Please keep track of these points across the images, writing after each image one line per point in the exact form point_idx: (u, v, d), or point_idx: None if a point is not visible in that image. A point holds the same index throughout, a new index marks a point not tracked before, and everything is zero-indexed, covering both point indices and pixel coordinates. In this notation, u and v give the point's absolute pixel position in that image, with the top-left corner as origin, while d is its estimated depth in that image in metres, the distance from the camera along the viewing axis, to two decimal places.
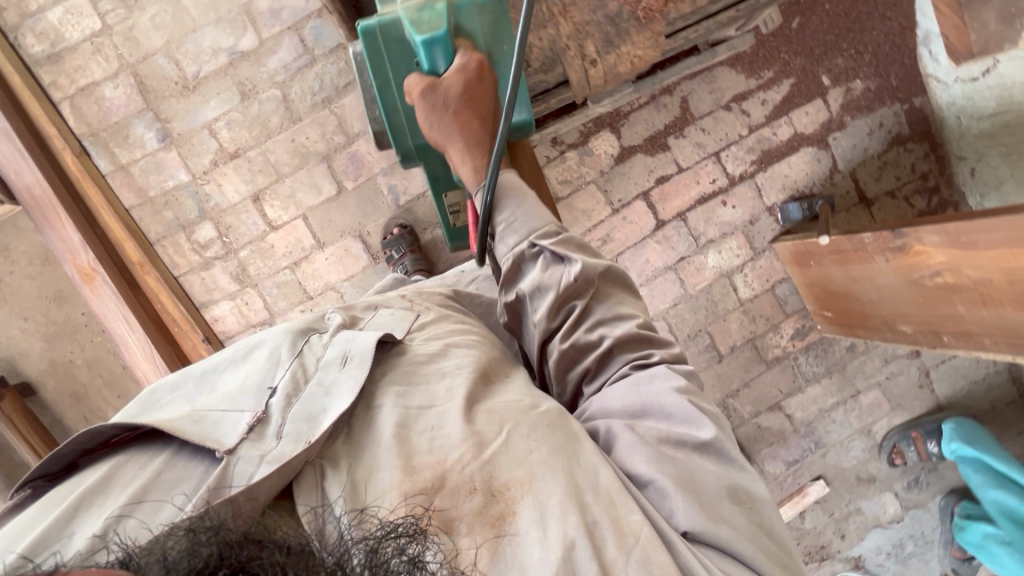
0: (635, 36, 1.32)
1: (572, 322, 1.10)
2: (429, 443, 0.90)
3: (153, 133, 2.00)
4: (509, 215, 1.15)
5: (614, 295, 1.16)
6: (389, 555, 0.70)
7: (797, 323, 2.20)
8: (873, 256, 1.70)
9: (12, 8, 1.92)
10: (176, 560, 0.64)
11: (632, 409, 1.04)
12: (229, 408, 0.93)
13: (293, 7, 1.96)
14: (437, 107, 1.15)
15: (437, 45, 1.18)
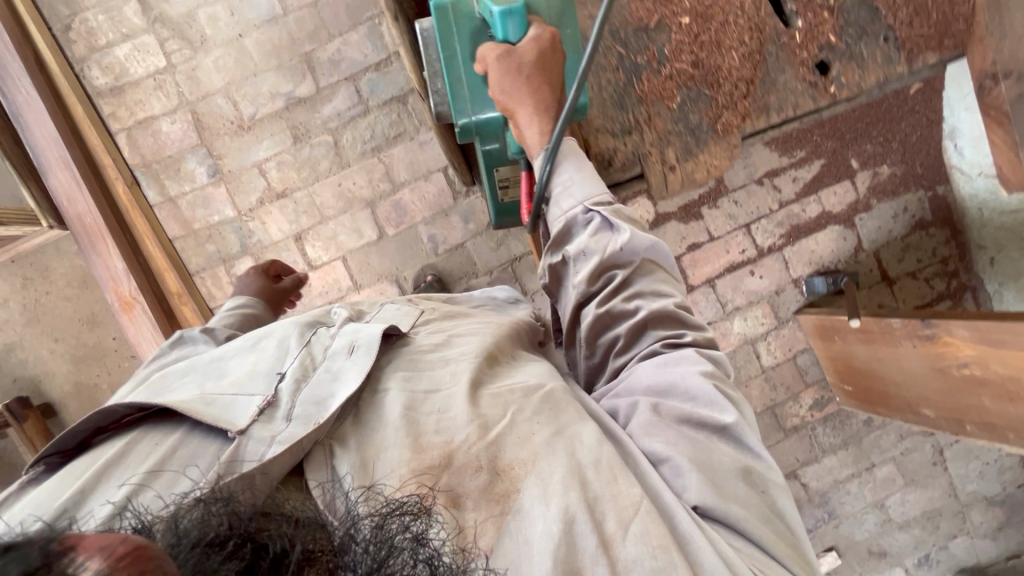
0: (713, 147, 1.36)
1: (609, 290, 1.14)
2: (432, 422, 0.92)
3: (205, 168, 2.05)
4: (567, 179, 1.22)
5: (655, 274, 1.19)
6: (393, 531, 0.68)
7: (816, 393, 2.24)
8: (900, 340, 1.76)
9: (82, 41, 1.99)
10: (187, 529, 0.63)
11: (657, 387, 1.06)
12: (241, 391, 0.95)
13: (352, 59, 2.04)
14: (508, 73, 1.21)
15: (512, 15, 1.19)
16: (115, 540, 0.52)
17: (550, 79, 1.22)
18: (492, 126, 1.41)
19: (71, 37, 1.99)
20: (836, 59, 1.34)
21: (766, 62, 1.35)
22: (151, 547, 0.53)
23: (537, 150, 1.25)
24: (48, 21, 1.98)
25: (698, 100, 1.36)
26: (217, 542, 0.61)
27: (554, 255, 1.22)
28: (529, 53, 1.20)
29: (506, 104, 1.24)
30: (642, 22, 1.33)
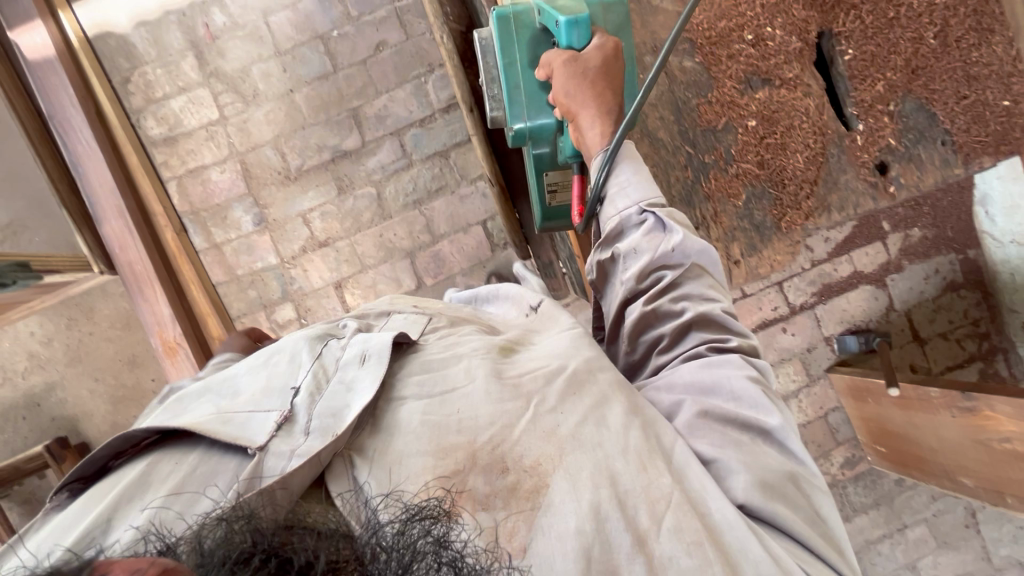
0: (776, 243, 1.33)
1: (658, 289, 1.04)
2: (453, 420, 0.84)
3: (250, 216, 2.11)
4: (624, 179, 1.12)
5: (707, 278, 1.08)
6: (414, 537, 0.63)
7: (847, 452, 2.24)
8: (938, 408, 1.76)
9: (139, 93, 2.07)
10: (211, 549, 0.60)
11: (701, 386, 0.97)
12: (255, 407, 0.86)
13: (398, 115, 2.10)
14: (572, 76, 1.20)
15: (577, 26, 1.23)
16: (144, 563, 0.56)
17: (614, 82, 1.20)
18: (544, 131, 1.42)
19: (130, 89, 2.07)
20: (895, 162, 1.31)
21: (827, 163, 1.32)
22: (178, 566, 0.57)
23: (596, 149, 1.17)
24: (108, 73, 2.06)
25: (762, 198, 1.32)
26: (242, 560, 0.59)
27: (603, 252, 1.12)
28: (593, 60, 1.19)
29: (567, 105, 1.21)
30: (710, 124, 1.30)
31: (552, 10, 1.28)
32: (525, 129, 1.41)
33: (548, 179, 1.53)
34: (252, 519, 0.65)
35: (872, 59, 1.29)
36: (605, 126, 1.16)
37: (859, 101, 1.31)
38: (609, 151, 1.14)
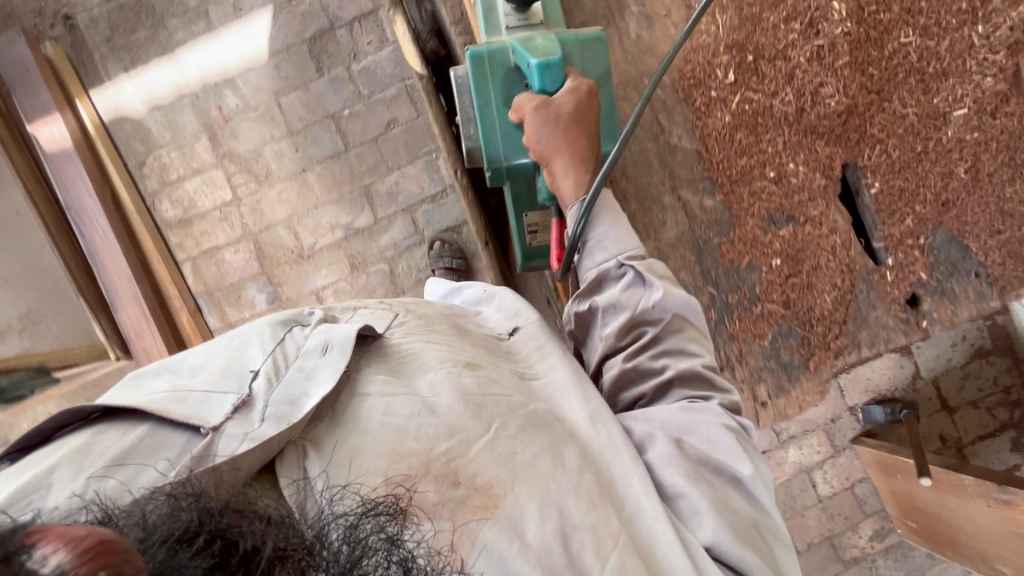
0: (805, 383, 1.26)
1: (636, 346, 1.03)
2: (412, 425, 0.80)
3: (264, 295, 2.11)
4: (601, 232, 1.12)
5: (687, 332, 1.08)
6: (369, 532, 0.58)
7: (875, 524, 2.18)
8: (972, 496, 1.70)
9: (154, 176, 2.09)
10: (150, 523, 0.50)
11: (679, 426, 0.95)
12: (211, 387, 0.78)
13: (409, 191, 2.10)
14: (546, 123, 1.16)
15: (551, 69, 1.19)
16: (79, 533, 0.40)
17: (587, 127, 1.16)
18: (522, 170, 1.35)
19: (145, 172, 2.09)
20: (927, 294, 1.22)
21: (856, 297, 1.23)
22: (119, 541, 0.42)
23: (571, 199, 1.16)
24: (124, 157, 2.08)
25: (787, 335, 1.25)
26: (184, 538, 0.49)
27: (581, 303, 1.09)
28: (566, 105, 1.15)
29: (542, 150, 1.18)
30: (732, 262, 1.27)
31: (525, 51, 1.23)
32: (504, 168, 1.34)
33: (526, 218, 1.48)
34: (200, 496, 0.56)
35: (900, 195, 1.21)
36: (577, 170, 1.15)
37: (886, 235, 1.22)
38: (585, 201, 1.12)
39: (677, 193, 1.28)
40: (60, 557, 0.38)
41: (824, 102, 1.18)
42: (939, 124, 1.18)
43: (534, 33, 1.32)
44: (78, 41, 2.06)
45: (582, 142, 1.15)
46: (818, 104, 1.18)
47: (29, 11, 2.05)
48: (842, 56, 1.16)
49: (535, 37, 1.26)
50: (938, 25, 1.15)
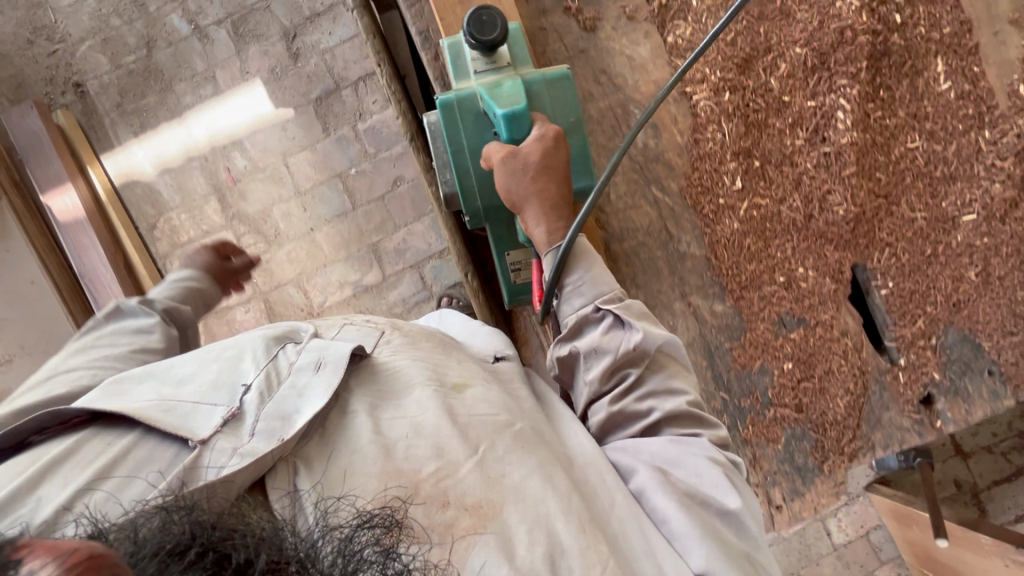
0: (820, 486, 1.07)
1: (621, 390, 0.93)
2: (400, 446, 0.80)
3: None
4: (576, 277, 0.98)
5: (672, 366, 0.97)
6: (364, 543, 0.61)
7: (892, 571, 2.16)
8: (989, 553, 1.68)
9: (165, 238, 2.12)
10: (147, 538, 0.54)
11: (663, 459, 0.89)
12: (201, 399, 0.80)
13: (417, 248, 2.12)
14: (513, 176, 0.98)
15: (518, 117, 1.00)
16: (68, 548, 0.42)
17: (558, 175, 0.99)
18: (500, 212, 1.18)
19: (156, 235, 2.12)
20: (942, 395, 1.06)
21: (867, 400, 1.07)
22: (110, 555, 0.44)
23: (546, 248, 1.00)
24: (135, 221, 2.11)
25: (799, 444, 1.07)
26: (177, 552, 0.53)
27: (562, 348, 0.97)
28: (534, 151, 0.98)
29: (515, 203, 1.01)
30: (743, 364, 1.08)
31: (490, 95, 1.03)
32: (481, 210, 1.16)
33: (508, 257, 1.23)
34: (193, 510, 0.59)
35: (911, 297, 1.05)
36: (549, 218, 0.98)
37: (900, 334, 1.06)
38: (560, 251, 0.97)
39: (686, 297, 1.07)
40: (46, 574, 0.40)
41: (831, 211, 1.03)
42: (948, 230, 1.04)
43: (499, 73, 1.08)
44: (88, 108, 2.10)
45: (555, 191, 0.98)
46: (824, 212, 1.03)
47: (41, 80, 2.09)
48: (850, 164, 1.01)
49: (503, 80, 1.04)
50: (944, 130, 1.02)
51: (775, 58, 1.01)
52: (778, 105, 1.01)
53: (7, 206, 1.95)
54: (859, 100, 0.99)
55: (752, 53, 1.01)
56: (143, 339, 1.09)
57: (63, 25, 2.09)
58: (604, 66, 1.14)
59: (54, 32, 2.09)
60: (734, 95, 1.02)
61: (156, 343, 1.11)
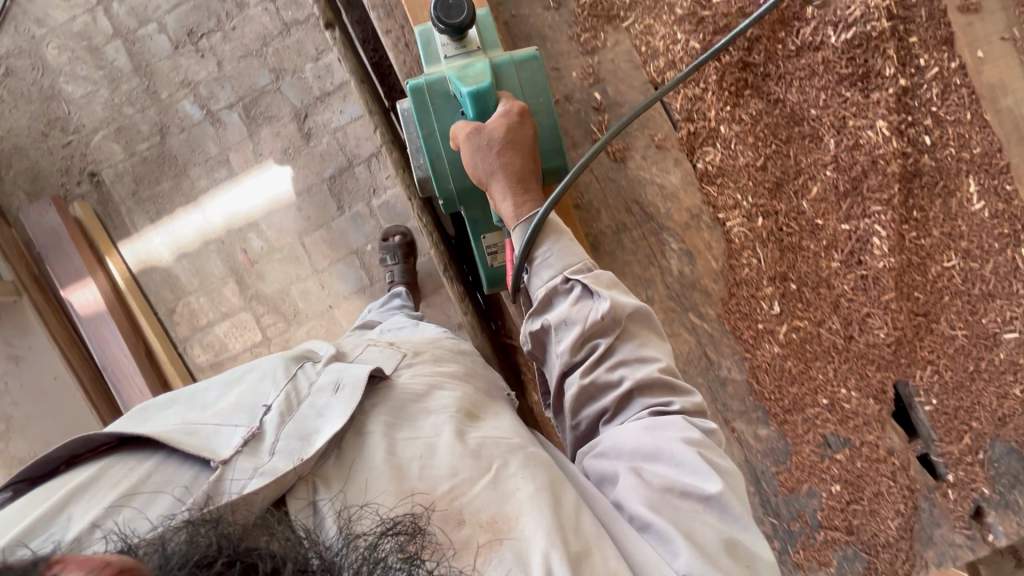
0: None
1: (593, 359, 0.96)
2: (416, 466, 0.84)
3: None
4: (546, 250, 1.03)
5: (642, 334, 1.00)
6: (387, 551, 0.67)
7: None
8: None
9: (184, 322, 2.12)
10: (174, 550, 0.60)
11: (644, 451, 0.90)
12: (223, 421, 0.86)
13: (436, 320, 2.11)
14: (479, 151, 1.03)
15: (484, 96, 1.06)
16: (98, 563, 0.52)
17: (522, 150, 1.04)
18: (473, 196, 1.18)
19: (175, 318, 2.12)
20: (992, 508, 1.13)
21: (917, 518, 1.14)
22: (136, 569, 0.53)
23: (513, 222, 1.04)
24: (154, 305, 2.11)
25: (852, 565, 1.14)
26: (204, 562, 0.58)
27: (534, 322, 1.02)
28: (498, 128, 1.03)
29: (481, 177, 1.05)
30: (790, 488, 1.17)
31: (457, 78, 1.09)
32: (454, 193, 1.18)
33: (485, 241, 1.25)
34: (216, 523, 0.65)
35: (956, 414, 1.14)
36: (518, 194, 1.04)
37: (948, 453, 1.15)
38: (532, 223, 1.02)
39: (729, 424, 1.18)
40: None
41: (872, 332, 1.13)
42: (990, 346, 1.13)
43: (470, 57, 1.13)
44: (104, 196, 2.11)
45: (518, 165, 1.04)
46: (867, 333, 1.14)
47: (56, 171, 2.11)
48: (888, 288, 1.12)
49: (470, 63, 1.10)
50: (981, 249, 1.13)
51: (804, 182, 1.15)
52: (814, 229, 1.14)
53: (29, 304, 1.97)
54: (893, 227, 1.12)
55: (781, 178, 1.14)
56: None
57: (77, 117, 2.11)
58: (634, 198, 1.18)
59: (68, 123, 2.11)
60: (767, 218, 1.15)
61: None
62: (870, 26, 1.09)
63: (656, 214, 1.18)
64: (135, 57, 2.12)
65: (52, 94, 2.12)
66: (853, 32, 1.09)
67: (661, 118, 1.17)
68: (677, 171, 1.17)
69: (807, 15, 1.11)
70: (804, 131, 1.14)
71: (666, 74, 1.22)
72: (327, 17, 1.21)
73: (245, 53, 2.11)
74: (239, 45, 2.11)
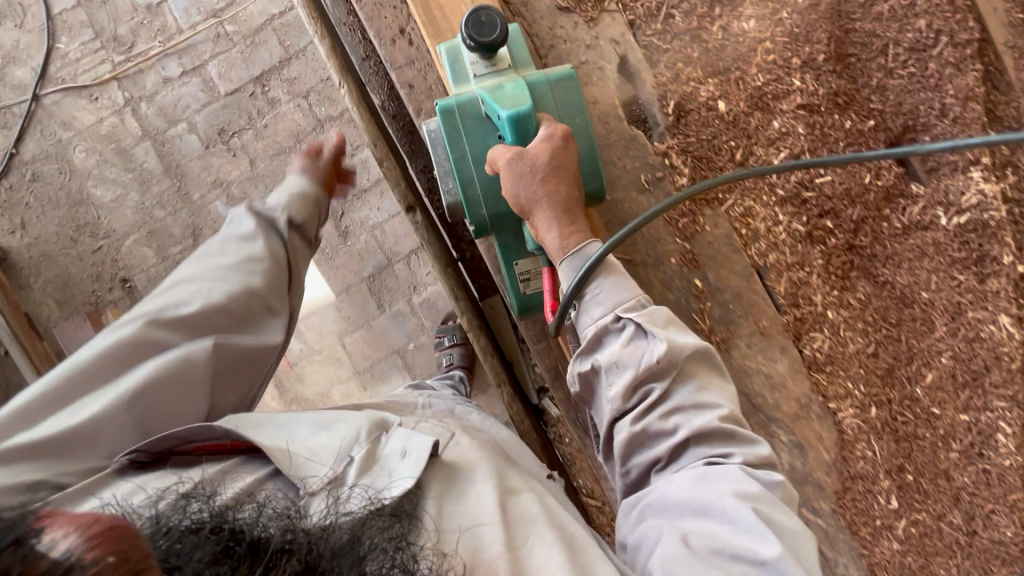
0: None
1: (644, 406, 0.81)
2: (457, 532, 0.78)
3: None
4: (595, 287, 0.89)
5: (701, 375, 0.85)
6: (372, 533, 0.67)
7: None
8: None
9: None
10: (172, 521, 0.62)
11: (692, 507, 0.75)
12: (317, 454, 0.83)
13: None
14: (522, 179, 0.85)
15: (525, 120, 0.87)
16: (88, 519, 0.49)
17: (570, 179, 0.87)
18: (508, 221, 0.97)
19: None
20: None
21: None
22: (127, 528, 0.51)
23: (561, 257, 0.88)
24: None
25: None
26: (194, 529, 0.61)
27: (584, 362, 0.88)
28: (542, 153, 0.85)
29: (523, 205, 0.87)
30: None
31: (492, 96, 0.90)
32: (488, 221, 0.96)
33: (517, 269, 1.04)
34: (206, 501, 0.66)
35: None
36: (566, 220, 0.87)
37: None
38: (585, 260, 0.86)
39: None
40: (71, 540, 0.47)
41: (1000, 531, 1.06)
42: None
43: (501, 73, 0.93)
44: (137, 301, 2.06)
45: (567, 196, 0.86)
46: (992, 532, 1.07)
47: (88, 277, 2.06)
48: (1014, 488, 1.05)
49: (504, 80, 0.91)
50: None
51: (918, 367, 1.05)
52: (930, 419, 1.05)
53: None
54: (1019, 424, 1.04)
55: (893, 365, 1.04)
56: (251, 246, 1.05)
57: (106, 221, 2.06)
58: (741, 388, 1.04)
59: (98, 228, 2.06)
60: (880, 411, 1.05)
61: (263, 253, 1.05)
62: (989, 213, 1.01)
63: (764, 408, 1.04)
64: (166, 158, 2.07)
65: (81, 198, 2.06)
66: (968, 218, 1.01)
67: (764, 301, 1.02)
68: (783, 360, 1.03)
69: (916, 194, 1.01)
70: (915, 315, 1.03)
71: (770, 257, 1.02)
72: (409, 200, 1.21)
73: (279, 151, 2.07)
74: (272, 142, 2.07)
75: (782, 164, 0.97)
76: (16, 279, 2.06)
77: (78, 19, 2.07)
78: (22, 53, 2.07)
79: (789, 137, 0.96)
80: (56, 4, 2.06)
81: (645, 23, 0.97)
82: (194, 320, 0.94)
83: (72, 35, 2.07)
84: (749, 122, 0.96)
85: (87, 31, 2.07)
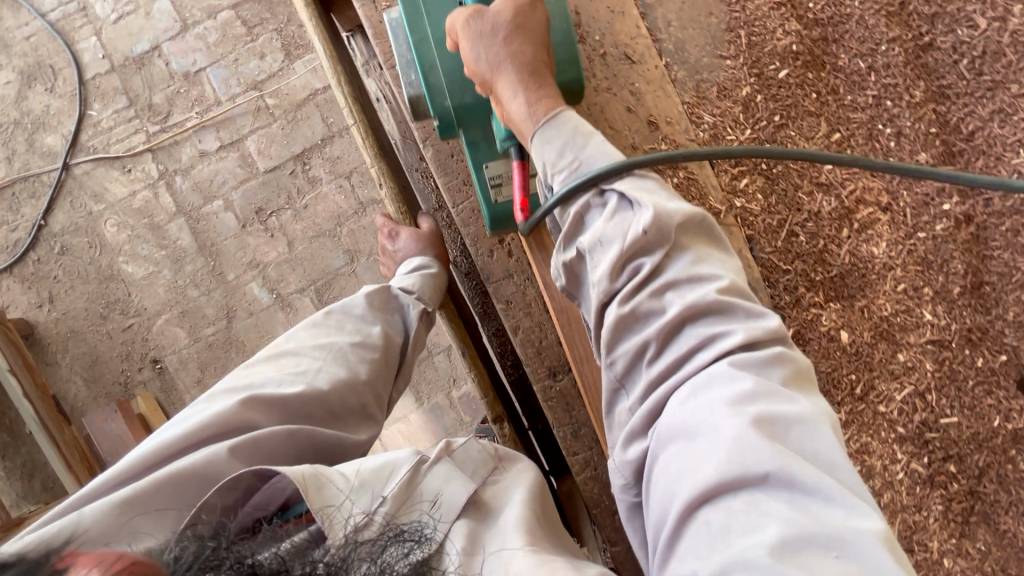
0: None
1: (634, 287, 0.58)
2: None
3: None
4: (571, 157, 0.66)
5: (700, 247, 0.60)
6: (395, 562, 0.52)
7: None
8: None
9: None
10: (179, 556, 0.50)
11: (691, 427, 0.51)
12: (360, 482, 0.63)
13: None
14: (481, 40, 0.67)
15: None
16: (109, 557, 0.47)
17: (535, 42, 0.70)
18: (478, 114, 0.76)
19: None
20: None
21: None
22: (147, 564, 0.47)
23: (530, 132, 0.68)
24: None
25: None
26: (208, 564, 0.49)
27: (566, 251, 0.66)
28: (505, 8, 0.68)
29: (484, 76, 0.68)
30: None
31: None
32: (453, 114, 0.75)
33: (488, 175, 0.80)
34: (223, 536, 0.53)
35: None
36: (535, 90, 0.68)
37: None
38: (567, 144, 0.66)
39: None
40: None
41: None
42: None
43: None
44: (167, 383, 1.98)
45: (533, 54, 0.68)
46: None
47: (116, 356, 1.98)
48: None
49: None
50: None
51: None
52: None
53: None
54: None
55: None
56: (366, 330, 0.82)
57: (138, 299, 1.98)
58: None
59: (128, 306, 1.99)
60: None
61: (377, 338, 0.82)
62: None
63: None
64: (200, 235, 1.98)
65: (111, 274, 1.98)
66: None
67: None
68: None
69: None
70: None
71: (890, 501, 0.89)
72: (496, 410, 1.10)
73: (318, 233, 1.98)
74: (311, 224, 1.98)
75: (905, 400, 0.89)
76: (43, 354, 1.98)
77: (111, 85, 1.98)
78: (52, 119, 1.98)
79: (915, 372, 0.89)
80: (89, 69, 1.97)
81: (765, 240, 0.89)
82: (289, 405, 0.71)
83: (105, 101, 1.98)
84: (872, 355, 0.89)
85: (121, 99, 1.98)
